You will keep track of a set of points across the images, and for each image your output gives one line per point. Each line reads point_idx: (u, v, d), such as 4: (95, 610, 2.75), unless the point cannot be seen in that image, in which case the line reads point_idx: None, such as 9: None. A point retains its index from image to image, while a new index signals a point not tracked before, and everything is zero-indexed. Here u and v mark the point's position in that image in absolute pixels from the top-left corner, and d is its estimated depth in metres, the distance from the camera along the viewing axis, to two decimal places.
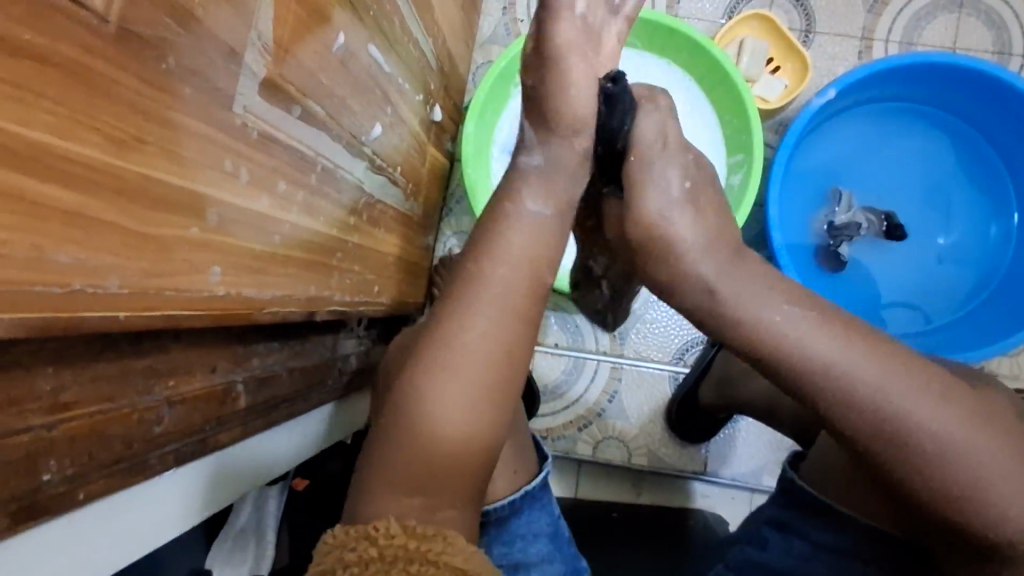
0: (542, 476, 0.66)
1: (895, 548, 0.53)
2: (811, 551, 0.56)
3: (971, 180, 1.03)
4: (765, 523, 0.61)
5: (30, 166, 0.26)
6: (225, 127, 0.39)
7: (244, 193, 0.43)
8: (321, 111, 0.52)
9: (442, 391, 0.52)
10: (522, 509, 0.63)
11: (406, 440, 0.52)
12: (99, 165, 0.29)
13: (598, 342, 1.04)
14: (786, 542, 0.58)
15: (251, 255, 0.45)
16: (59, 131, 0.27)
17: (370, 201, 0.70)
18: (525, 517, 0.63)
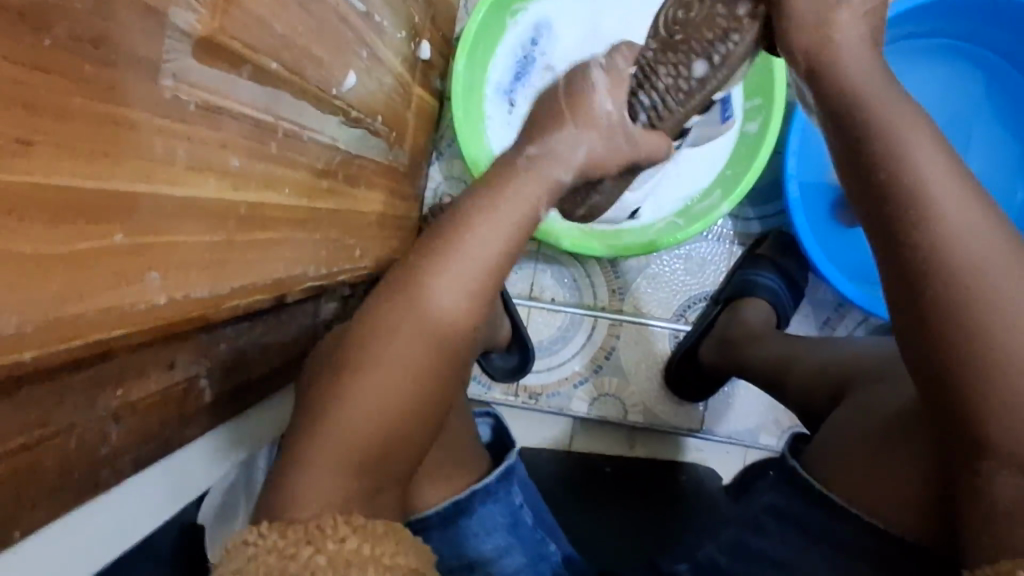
0: (498, 469, 0.62)
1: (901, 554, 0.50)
2: (815, 544, 0.54)
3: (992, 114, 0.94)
4: (761, 510, 0.58)
5: None
6: (151, 105, 0.32)
7: (184, 178, 0.36)
8: (280, 66, 0.44)
9: (458, 296, 0.54)
10: (473, 507, 0.60)
11: (426, 338, 0.52)
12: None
13: (596, 297, 1.00)
14: (785, 532, 0.56)
15: (202, 249, 0.39)
16: None
17: (347, 159, 0.62)
18: (476, 516, 0.61)
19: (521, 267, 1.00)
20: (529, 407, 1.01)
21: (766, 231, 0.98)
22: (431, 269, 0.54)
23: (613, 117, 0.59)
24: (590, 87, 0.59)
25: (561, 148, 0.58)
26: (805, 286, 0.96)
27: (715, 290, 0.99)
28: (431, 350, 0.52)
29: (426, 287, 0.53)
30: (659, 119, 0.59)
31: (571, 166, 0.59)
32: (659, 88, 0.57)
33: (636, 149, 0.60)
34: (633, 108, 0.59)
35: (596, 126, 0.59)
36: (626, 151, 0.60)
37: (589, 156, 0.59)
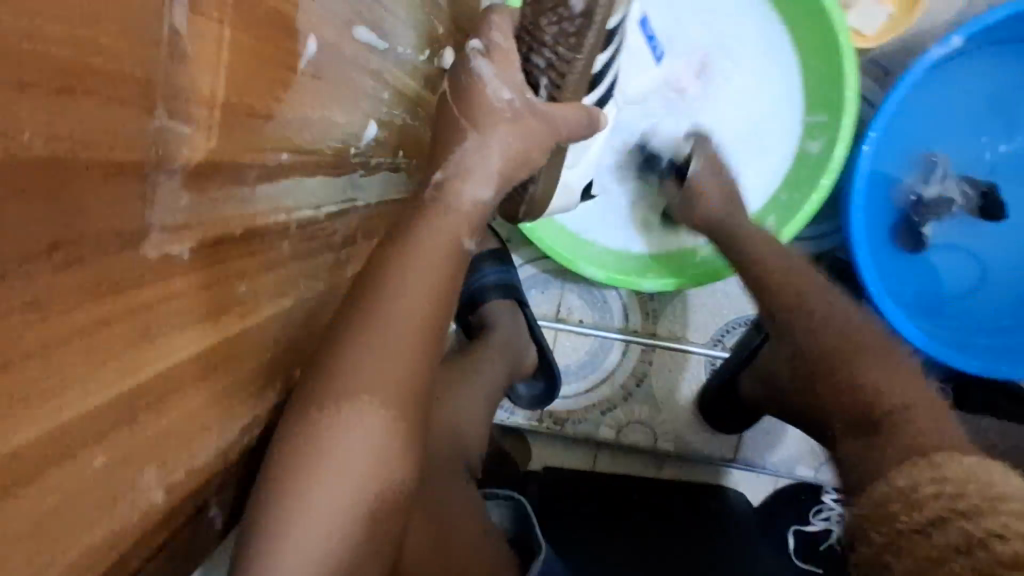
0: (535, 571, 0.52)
1: None
2: None
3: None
4: None
5: None
6: (135, 282, 0.25)
7: (183, 343, 0.29)
8: (290, 156, 0.36)
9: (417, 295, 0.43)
10: None
11: (399, 353, 0.41)
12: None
13: (628, 320, 0.93)
14: None
15: (206, 408, 0.32)
16: None
17: (366, 214, 0.54)
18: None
19: (548, 287, 0.93)
20: (555, 432, 0.97)
21: (818, 253, 0.89)
22: (377, 298, 0.42)
23: (515, 104, 0.50)
24: (474, 77, 0.49)
25: (469, 162, 0.49)
26: None
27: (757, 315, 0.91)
28: (398, 390, 0.41)
29: (371, 321, 0.41)
30: (562, 78, 0.51)
31: (490, 179, 0.49)
32: (550, 39, 0.48)
33: (550, 127, 0.51)
34: (529, 77, 0.51)
35: (501, 119, 0.49)
36: (541, 129, 0.51)
37: (519, 150, 0.50)
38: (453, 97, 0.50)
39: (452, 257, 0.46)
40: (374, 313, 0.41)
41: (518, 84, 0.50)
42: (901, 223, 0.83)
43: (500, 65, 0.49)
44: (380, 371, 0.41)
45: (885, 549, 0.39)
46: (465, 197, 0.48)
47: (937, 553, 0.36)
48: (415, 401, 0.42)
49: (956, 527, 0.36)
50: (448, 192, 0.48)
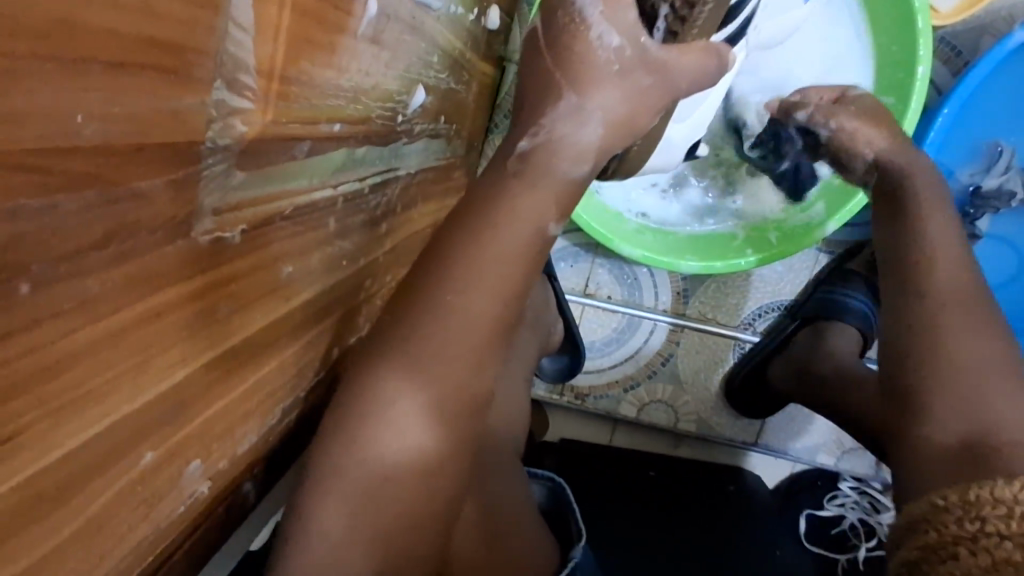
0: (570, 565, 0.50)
1: None
2: None
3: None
4: None
5: None
6: (190, 270, 0.23)
7: (231, 329, 0.27)
8: (341, 126, 0.33)
9: (479, 307, 0.39)
10: None
11: (451, 368, 0.39)
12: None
13: (658, 299, 0.91)
14: None
15: (249, 395, 0.31)
16: None
17: (406, 183, 0.52)
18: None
19: (578, 260, 0.91)
20: (575, 406, 0.96)
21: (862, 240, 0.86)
22: (443, 291, 0.39)
23: (625, 53, 0.41)
24: (576, 17, 0.40)
25: (564, 134, 0.42)
26: None
27: (792, 300, 0.89)
28: (450, 397, 0.39)
29: (433, 316, 0.39)
30: (690, 9, 0.41)
31: (585, 154, 0.43)
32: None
33: (668, 83, 0.44)
34: (647, 8, 0.41)
35: (608, 77, 0.42)
36: (655, 83, 0.43)
37: (623, 115, 0.43)
38: (546, 40, 0.42)
39: (523, 263, 0.41)
40: (437, 306, 0.39)
41: (630, 28, 0.41)
42: (954, 214, 0.80)
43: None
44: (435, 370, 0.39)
45: (958, 540, 0.37)
46: (551, 189, 0.42)
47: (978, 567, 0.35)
48: (458, 413, 0.40)
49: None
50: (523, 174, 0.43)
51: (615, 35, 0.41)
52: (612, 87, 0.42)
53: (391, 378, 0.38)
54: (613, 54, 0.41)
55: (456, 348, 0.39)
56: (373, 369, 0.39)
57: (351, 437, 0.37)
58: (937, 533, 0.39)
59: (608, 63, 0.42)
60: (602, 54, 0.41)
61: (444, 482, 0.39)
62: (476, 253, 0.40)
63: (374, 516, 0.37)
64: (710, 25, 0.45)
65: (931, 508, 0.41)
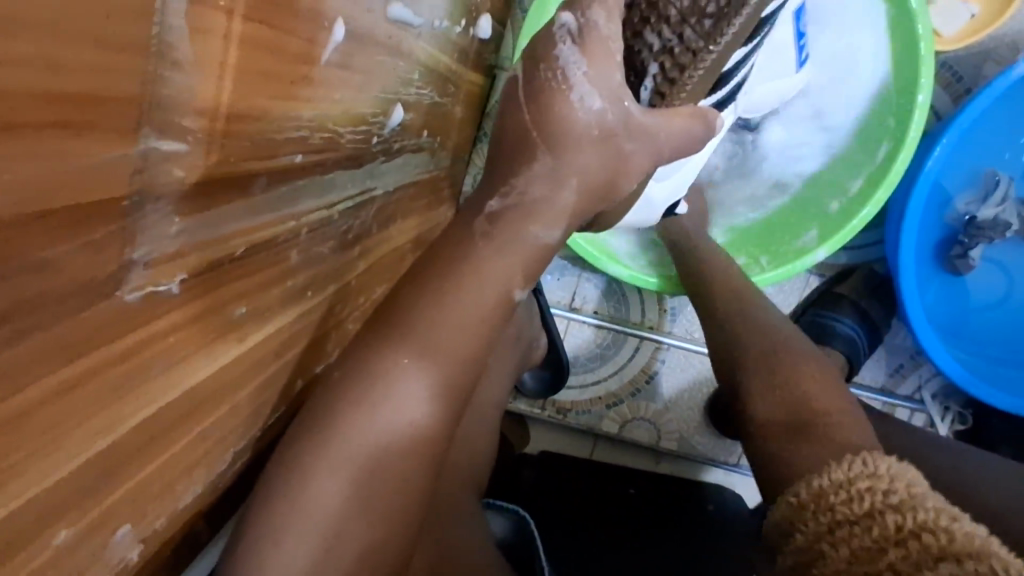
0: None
1: None
2: None
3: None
4: None
5: None
6: (116, 329, 0.21)
7: (172, 384, 0.25)
8: (304, 157, 0.31)
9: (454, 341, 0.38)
10: None
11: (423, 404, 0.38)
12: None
13: (644, 315, 0.89)
14: None
15: (193, 446, 0.29)
16: None
17: (382, 203, 0.49)
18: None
19: (565, 274, 0.89)
20: (557, 421, 0.94)
21: (853, 264, 0.85)
22: (414, 324, 0.38)
23: (606, 118, 0.41)
24: (557, 75, 0.40)
25: (537, 193, 0.41)
26: (884, 331, 0.84)
27: None
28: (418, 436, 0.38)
29: (400, 351, 0.38)
30: (679, 70, 0.43)
31: (561, 217, 0.42)
32: (673, 20, 0.41)
33: (651, 148, 0.44)
34: (637, 62, 0.44)
35: (585, 141, 0.41)
36: (638, 147, 0.43)
37: (603, 176, 0.42)
38: (533, 94, 0.40)
39: (502, 294, 0.40)
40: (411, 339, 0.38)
41: (614, 91, 0.41)
42: (947, 243, 0.79)
43: (594, 60, 0.40)
44: (395, 411, 0.37)
45: (820, 538, 0.39)
46: (523, 232, 0.41)
47: (873, 544, 0.36)
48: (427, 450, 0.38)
49: (890, 521, 0.37)
50: (505, 206, 0.41)
51: (596, 98, 0.40)
52: (585, 150, 0.41)
53: (351, 413, 0.36)
54: (592, 116, 0.41)
55: (421, 385, 0.38)
56: (331, 402, 0.37)
57: (308, 473, 0.35)
58: (802, 536, 0.40)
59: (585, 124, 0.41)
60: (580, 114, 0.40)
61: (398, 523, 0.38)
62: (454, 285, 0.39)
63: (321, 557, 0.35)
64: (701, 89, 0.46)
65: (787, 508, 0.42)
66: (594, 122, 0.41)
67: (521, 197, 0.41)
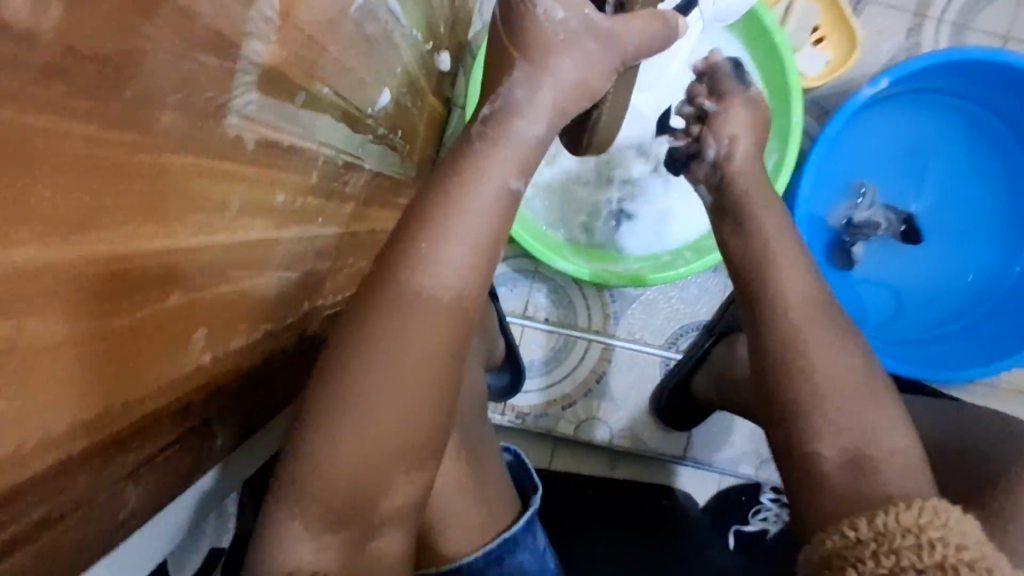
0: (530, 515, 0.59)
1: None
2: None
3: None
4: None
5: None
6: (212, 148, 0.29)
7: (235, 224, 0.33)
8: (329, 92, 0.41)
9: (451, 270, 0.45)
10: (507, 557, 0.56)
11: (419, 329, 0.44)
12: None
13: (590, 320, 0.99)
14: None
15: (236, 296, 0.36)
16: None
17: (368, 180, 0.58)
18: (507, 565, 0.57)
19: (517, 285, 0.98)
20: (517, 425, 1.00)
21: None
22: (406, 287, 0.44)
23: (569, 24, 0.47)
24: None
25: (515, 115, 0.48)
26: None
27: (708, 320, 0.99)
28: (414, 352, 0.44)
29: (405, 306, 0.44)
30: None
31: None
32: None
33: (615, 47, 0.49)
34: None
35: (554, 46, 0.47)
36: (602, 46, 0.49)
37: (583, 79, 0.49)
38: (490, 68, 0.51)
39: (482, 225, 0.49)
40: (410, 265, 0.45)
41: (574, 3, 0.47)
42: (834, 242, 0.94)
43: None
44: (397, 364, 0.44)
45: None
46: (489, 187, 0.47)
47: None
48: (425, 368, 0.45)
49: None
50: None
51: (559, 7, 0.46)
52: (563, 54, 0.48)
53: (362, 368, 0.44)
54: (562, 18, 0.47)
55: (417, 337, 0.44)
56: (352, 335, 0.45)
57: (340, 387, 0.44)
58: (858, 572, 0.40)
59: (552, 20, 0.47)
60: (553, 28, 0.47)
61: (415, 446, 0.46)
62: (439, 218, 0.45)
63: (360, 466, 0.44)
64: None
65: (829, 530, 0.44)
66: (564, 25, 0.47)
67: (506, 98, 0.48)
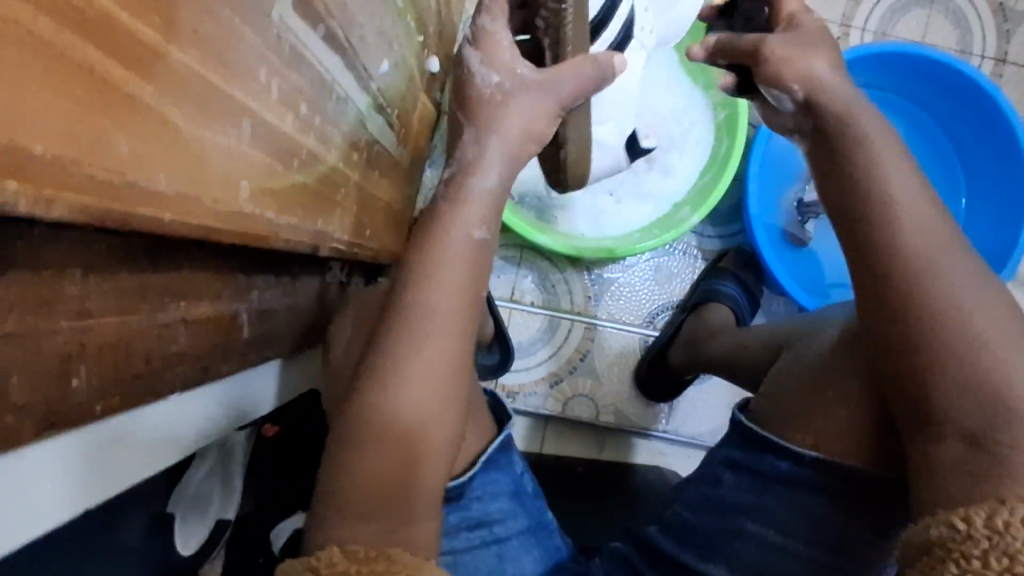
0: (501, 439, 0.68)
1: (869, 494, 0.59)
2: (765, 486, 0.63)
3: (980, 189, 1.02)
4: (721, 465, 0.68)
5: (117, 50, 0.26)
6: (262, 36, 0.38)
7: (273, 108, 0.41)
8: (341, 35, 0.50)
9: (445, 298, 0.57)
10: (482, 473, 0.65)
11: (423, 352, 0.55)
12: (155, 103, 0.29)
13: (573, 302, 1.06)
14: (738, 480, 0.65)
15: (273, 181, 0.43)
16: (129, 9, 0.26)
17: (370, 141, 0.67)
18: (481, 481, 0.65)
19: (504, 272, 1.06)
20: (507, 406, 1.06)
21: (727, 247, 1.08)
22: (404, 324, 0.56)
23: (501, 87, 0.61)
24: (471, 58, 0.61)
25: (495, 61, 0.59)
26: (761, 296, 1.06)
27: (681, 299, 1.07)
28: (424, 366, 0.55)
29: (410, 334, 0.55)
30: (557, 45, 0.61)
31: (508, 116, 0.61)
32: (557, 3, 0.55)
33: (551, 93, 0.61)
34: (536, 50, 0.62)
35: (502, 96, 0.61)
36: (540, 94, 0.61)
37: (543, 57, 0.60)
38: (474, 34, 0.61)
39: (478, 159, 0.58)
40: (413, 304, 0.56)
41: (508, 67, 0.60)
42: (790, 221, 1.05)
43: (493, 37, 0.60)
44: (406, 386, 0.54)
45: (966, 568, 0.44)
46: (464, 234, 0.59)
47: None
48: (436, 369, 0.55)
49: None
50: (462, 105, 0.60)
51: (496, 75, 0.61)
52: (506, 100, 0.61)
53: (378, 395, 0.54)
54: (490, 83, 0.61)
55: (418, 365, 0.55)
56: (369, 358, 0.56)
57: (359, 391, 0.55)
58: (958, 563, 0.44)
59: (489, 83, 0.61)
60: (488, 88, 0.61)
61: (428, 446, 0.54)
62: (428, 267, 0.58)
63: (389, 467, 0.52)
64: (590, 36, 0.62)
65: (934, 488, 0.49)
66: (502, 87, 0.61)
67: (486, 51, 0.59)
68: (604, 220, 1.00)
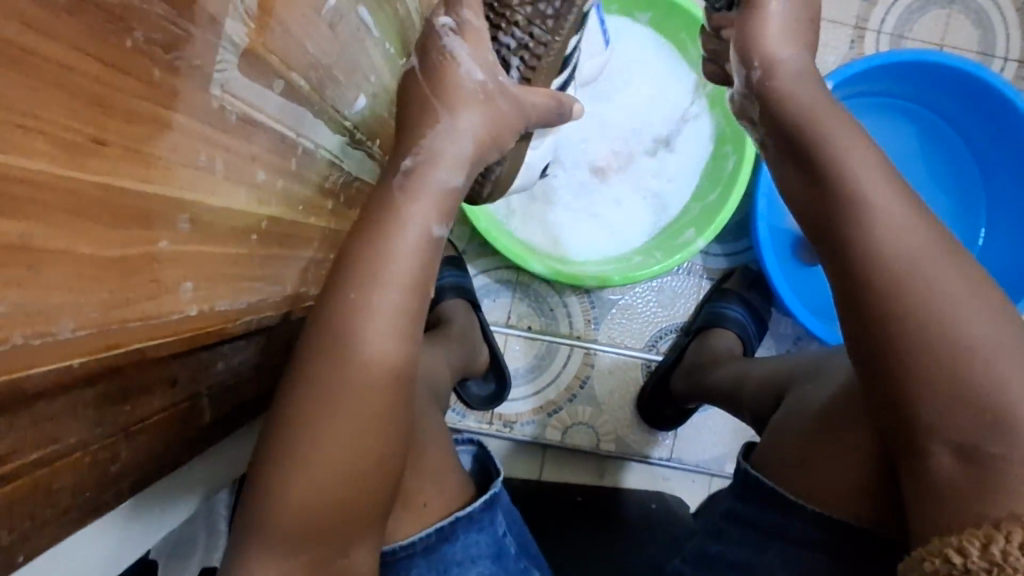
0: (484, 497, 0.60)
1: (875, 544, 0.52)
2: (765, 539, 0.56)
3: (997, 221, 0.97)
4: (721, 516, 0.61)
5: (5, 206, 0.21)
6: (201, 114, 0.32)
7: (219, 189, 0.36)
8: (305, 85, 0.44)
9: (392, 301, 0.48)
10: (457, 534, 0.58)
11: (359, 374, 0.47)
12: (58, 240, 0.24)
13: (572, 326, 1.01)
14: (739, 533, 0.59)
15: (223, 264, 0.38)
16: (22, 148, 0.21)
17: (347, 181, 0.61)
18: (461, 542, 0.58)
19: (499, 295, 1.02)
20: (503, 434, 1.01)
21: (732, 267, 1.03)
22: (341, 333, 0.47)
23: (488, 86, 0.52)
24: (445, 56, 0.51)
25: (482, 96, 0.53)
26: (769, 319, 1.01)
27: (685, 321, 1.02)
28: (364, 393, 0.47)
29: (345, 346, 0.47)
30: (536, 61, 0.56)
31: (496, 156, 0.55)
32: (522, 24, 0.53)
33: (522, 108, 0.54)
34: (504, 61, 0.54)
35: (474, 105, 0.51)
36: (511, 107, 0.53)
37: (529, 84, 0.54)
38: None
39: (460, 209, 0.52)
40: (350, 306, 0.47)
41: (490, 65, 0.52)
42: (800, 238, 0.99)
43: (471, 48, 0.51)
44: (348, 408, 0.46)
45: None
46: (417, 228, 0.49)
47: None
48: (376, 386, 0.47)
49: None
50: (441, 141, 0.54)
51: (479, 70, 0.51)
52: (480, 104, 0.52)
53: (316, 414, 0.46)
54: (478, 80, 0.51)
55: (359, 381, 0.46)
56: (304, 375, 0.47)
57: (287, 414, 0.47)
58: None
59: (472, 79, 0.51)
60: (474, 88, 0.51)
61: (375, 476, 0.48)
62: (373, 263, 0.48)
63: (326, 497, 0.47)
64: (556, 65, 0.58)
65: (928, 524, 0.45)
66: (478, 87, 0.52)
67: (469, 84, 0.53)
68: (603, 246, 0.95)
